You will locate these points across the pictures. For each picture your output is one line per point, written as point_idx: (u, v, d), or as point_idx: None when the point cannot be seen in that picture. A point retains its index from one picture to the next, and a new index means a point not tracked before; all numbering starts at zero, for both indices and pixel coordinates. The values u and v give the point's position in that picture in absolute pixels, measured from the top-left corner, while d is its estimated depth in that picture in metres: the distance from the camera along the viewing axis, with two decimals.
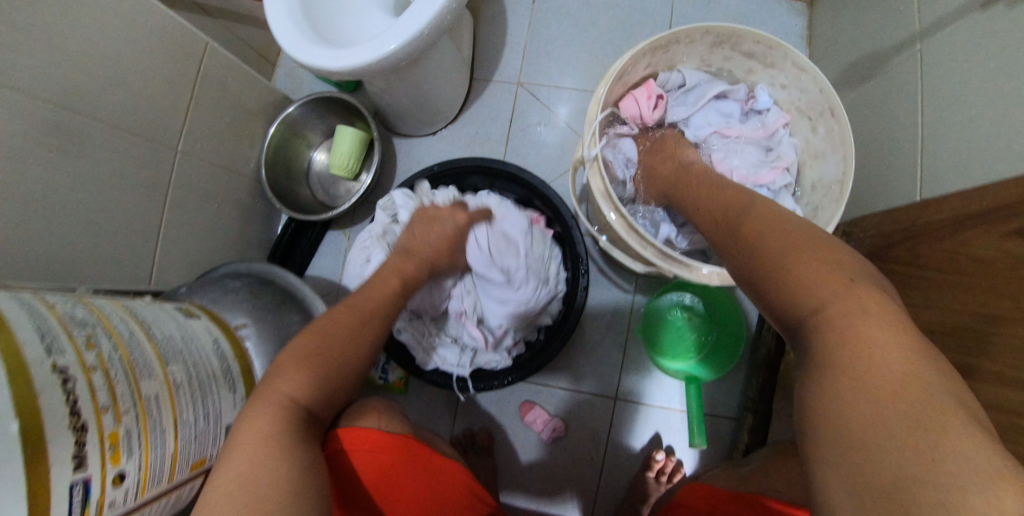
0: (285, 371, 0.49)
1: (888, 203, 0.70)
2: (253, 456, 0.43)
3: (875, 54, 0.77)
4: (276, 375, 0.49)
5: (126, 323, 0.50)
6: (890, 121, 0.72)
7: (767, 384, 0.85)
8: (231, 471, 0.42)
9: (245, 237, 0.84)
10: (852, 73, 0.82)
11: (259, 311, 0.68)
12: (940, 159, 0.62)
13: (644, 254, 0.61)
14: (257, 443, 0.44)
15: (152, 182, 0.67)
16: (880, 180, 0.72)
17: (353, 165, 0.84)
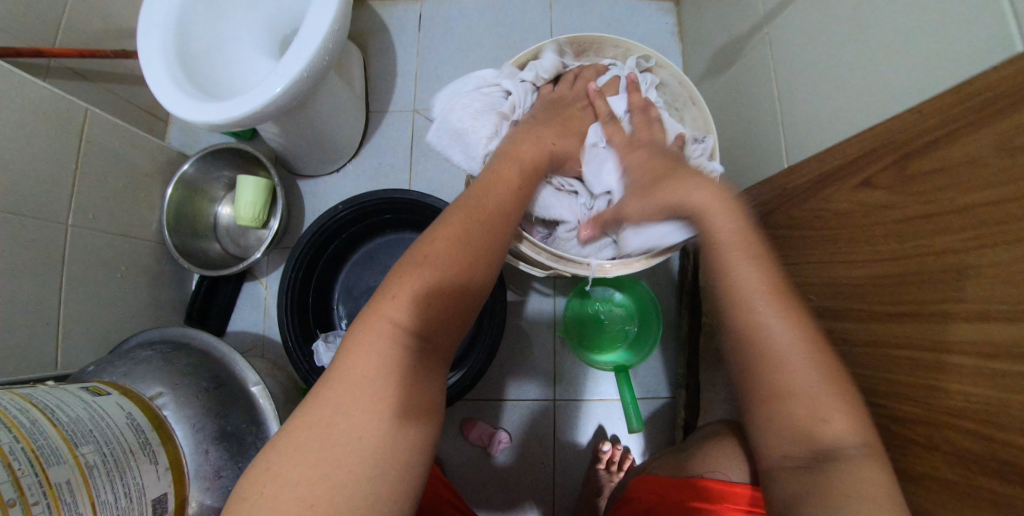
0: (387, 296, 0.42)
1: (761, 172, 0.77)
2: (365, 402, 0.37)
3: (730, 41, 0.85)
4: (367, 324, 0.40)
5: (26, 412, 0.47)
6: (749, 101, 0.79)
7: (693, 359, 0.87)
8: (306, 428, 0.37)
9: (159, 302, 0.82)
10: (715, 61, 0.89)
11: (177, 376, 0.63)
12: (793, 132, 0.69)
13: (539, 260, 0.63)
14: (376, 385, 0.38)
15: (43, 261, 0.64)
16: (753, 152, 0.79)
17: (261, 213, 0.83)
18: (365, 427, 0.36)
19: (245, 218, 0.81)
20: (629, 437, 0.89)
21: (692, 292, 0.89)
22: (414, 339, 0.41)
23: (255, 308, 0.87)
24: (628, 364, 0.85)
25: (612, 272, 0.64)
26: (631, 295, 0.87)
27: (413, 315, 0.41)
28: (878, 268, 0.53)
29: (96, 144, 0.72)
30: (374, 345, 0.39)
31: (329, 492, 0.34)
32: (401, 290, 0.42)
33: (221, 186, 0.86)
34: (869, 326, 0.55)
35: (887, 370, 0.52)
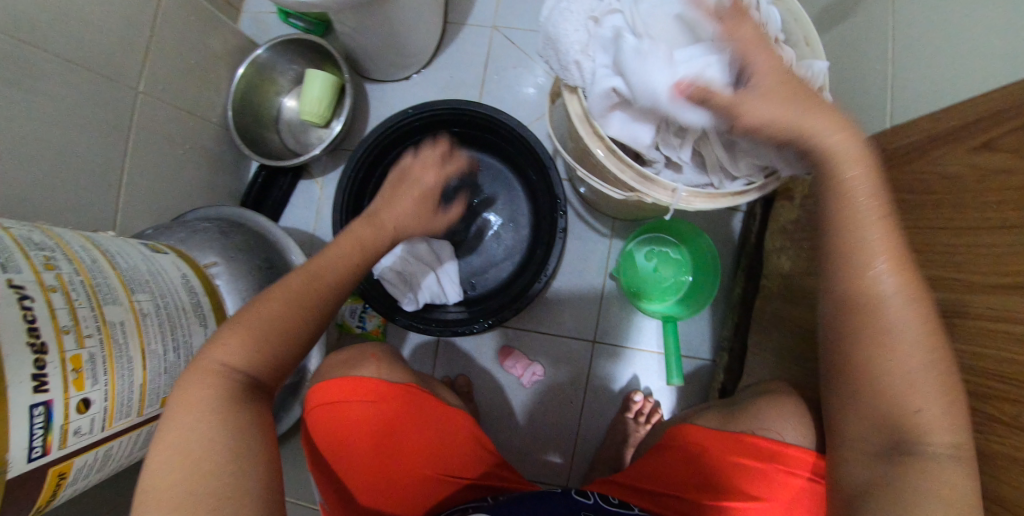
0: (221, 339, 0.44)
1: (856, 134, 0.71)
2: (200, 422, 0.39)
3: None
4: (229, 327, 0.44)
5: (87, 251, 0.47)
6: (857, 57, 0.73)
7: (744, 322, 0.84)
8: (180, 420, 0.39)
9: (214, 188, 0.82)
10: (825, 12, 0.82)
11: (231, 251, 0.63)
12: (909, 89, 0.63)
13: (622, 178, 0.58)
14: (195, 411, 0.40)
15: (112, 120, 0.64)
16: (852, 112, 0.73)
17: (327, 110, 0.81)
18: (214, 429, 0.39)
19: (311, 112, 0.80)
20: (662, 392, 0.86)
21: (755, 256, 0.84)
22: (243, 376, 0.43)
23: (309, 208, 0.86)
24: (675, 317, 0.83)
25: (696, 205, 0.59)
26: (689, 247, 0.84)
27: (245, 356, 0.43)
28: (979, 233, 0.50)
29: (172, 15, 0.70)
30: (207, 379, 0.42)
31: (197, 442, 0.38)
32: (232, 337, 0.44)
33: (288, 79, 0.84)
34: (973, 298, 0.49)
35: (984, 343, 0.48)
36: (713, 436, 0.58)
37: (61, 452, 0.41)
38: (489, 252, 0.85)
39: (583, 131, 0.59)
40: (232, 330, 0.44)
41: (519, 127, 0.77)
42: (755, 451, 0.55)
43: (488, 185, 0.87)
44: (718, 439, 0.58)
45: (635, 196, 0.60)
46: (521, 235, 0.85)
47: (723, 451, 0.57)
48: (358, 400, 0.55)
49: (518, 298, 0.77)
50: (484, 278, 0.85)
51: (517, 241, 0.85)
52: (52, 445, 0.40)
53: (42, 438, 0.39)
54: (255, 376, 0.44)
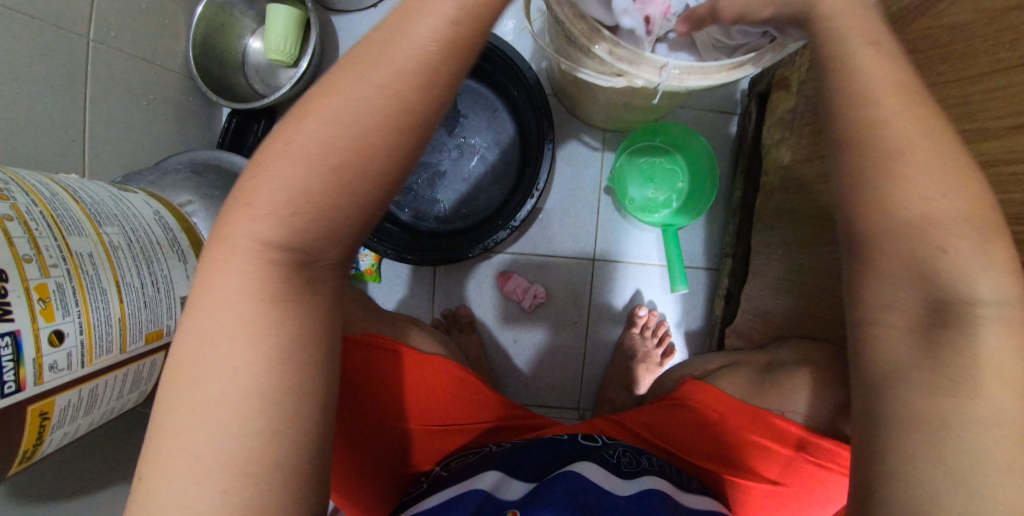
0: (241, 205, 0.35)
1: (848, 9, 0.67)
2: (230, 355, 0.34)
3: None
4: (240, 208, 0.35)
5: (46, 185, 0.45)
6: None
7: (744, 225, 0.82)
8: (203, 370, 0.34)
9: (185, 140, 0.79)
10: None
11: (206, 189, 0.61)
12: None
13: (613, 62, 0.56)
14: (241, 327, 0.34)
15: (65, 70, 0.60)
16: None
17: (292, 47, 0.78)
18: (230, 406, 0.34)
19: (274, 50, 0.77)
20: (664, 305, 0.86)
21: (751, 153, 0.81)
22: (292, 252, 0.34)
23: None
24: (677, 226, 0.81)
25: (688, 83, 0.58)
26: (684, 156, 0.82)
27: (281, 227, 0.34)
28: (986, 83, 0.47)
29: None
30: (234, 261, 0.35)
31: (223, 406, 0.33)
32: (254, 197, 0.34)
33: (251, 18, 0.81)
34: (980, 144, 0.48)
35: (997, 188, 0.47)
36: (737, 411, 0.58)
37: (37, 389, 0.39)
38: (477, 178, 0.83)
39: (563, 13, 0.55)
40: (244, 204, 0.34)
41: (502, 45, 0.73)
42: (774, 432, 0.56)
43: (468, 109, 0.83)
44: (740, 408, 0.58)
45: (624, 80, 0.58)
46: (506, 160, 0.84)
47: (740, 426, 0.57)
48: (352, 368, 0.59)
49: (513, 217, 0.76)
50: (475, 205, 0.83)
51: (503, 167, 0.83)
52: (27, 381, 0.38)
53: (14, 372, 0.37)
54: (302, 250, 0.35)
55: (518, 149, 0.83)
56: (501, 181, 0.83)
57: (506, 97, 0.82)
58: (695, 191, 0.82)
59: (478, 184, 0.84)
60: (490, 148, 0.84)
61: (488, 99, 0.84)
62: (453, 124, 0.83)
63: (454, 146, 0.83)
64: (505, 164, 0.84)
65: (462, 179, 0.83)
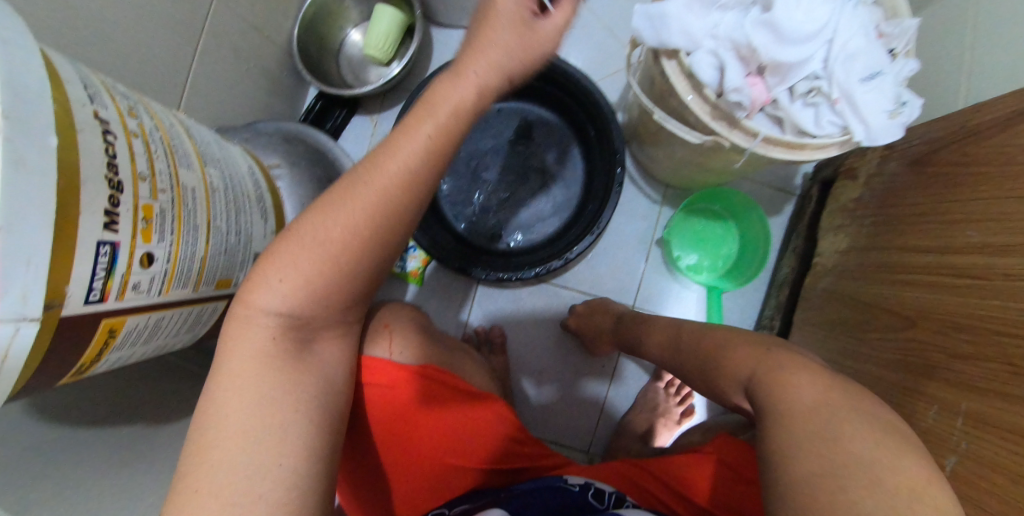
0: (273, 272, 0.42)
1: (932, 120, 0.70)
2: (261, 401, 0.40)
3: None
4: (278, 261, 0.41)
5: (167, 118, 0.46)
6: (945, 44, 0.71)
7: (789, 301, 0.83)
8: (227, 412, 0.39)
9: (268, 109, 0.81)
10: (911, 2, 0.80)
11: (291, 156, 0.63)
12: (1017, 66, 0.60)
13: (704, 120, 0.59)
14: (255, 376, 0.40)
15: (187, 19, 0.62)
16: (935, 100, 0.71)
17: (390, 48, 0.80)
18: (261, 445, 0.38)
19: (373, 47, 0.78)
20: None
21: (807, 237, 0.84)
22: (292, 317, 0.42)
23: (360, 142, 0.85)
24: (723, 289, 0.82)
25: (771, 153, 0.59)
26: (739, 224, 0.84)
27: (293, 293, 0.42)
28: None
29: None
30: (252, 325, 0.41)
31: (255, 449, 0.38)
32: (291, 257, 0.41)
33: (358, 13, 0.84)
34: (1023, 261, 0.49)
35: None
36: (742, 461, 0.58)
37: (116, 303, 0.38)
38: (536, 205, 0.84)
39: (669, 67, 0.58)
40: (261, 268, 0.42)
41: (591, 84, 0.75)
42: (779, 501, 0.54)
43: (544, 139, 0.85)
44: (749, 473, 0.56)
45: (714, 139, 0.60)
46: (570, 196, 0.85)
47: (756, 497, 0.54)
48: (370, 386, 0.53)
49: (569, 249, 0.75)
50: (530, 232, 0.84)
51: (565, 202, 0.84)
52: (111, 294, 0.37)
53: (103, 281, 0.36)
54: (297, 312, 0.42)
55: (585, 187, 0.84)
56: (560, 215, 0.84)
57: (582, 135, 0.84)
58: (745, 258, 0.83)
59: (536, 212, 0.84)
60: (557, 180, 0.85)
61: (565, 133, 0.85)
62: (525, 149, 0.85)
63: (521, 171, 0.84)
64: (568, 200, 0.85)
65: (522, 203, 0.84)
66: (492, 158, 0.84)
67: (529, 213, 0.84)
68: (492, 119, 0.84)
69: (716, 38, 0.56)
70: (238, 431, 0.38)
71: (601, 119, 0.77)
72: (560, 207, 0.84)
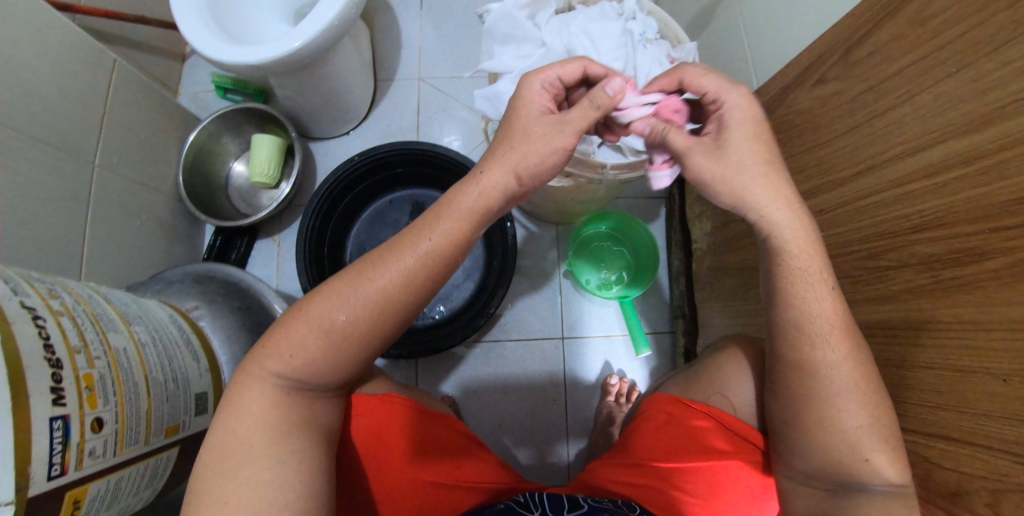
0: (293, 320, 0.42)
1: None
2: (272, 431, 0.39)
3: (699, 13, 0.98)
4: (313, 302, 0.43)
5: (83, 289, 0.48)
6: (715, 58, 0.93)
7: (689, 288, 0.94)
8: (238, 462, 0.38)
9: (171, 257, 0.82)
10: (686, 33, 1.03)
11: (210, 295, 0.67)
12: (761, 64, 0.81)
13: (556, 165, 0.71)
14: (277, 414, 0.40)
15: (70, 193, 0.65)
16: None
17: (274, 171, 0.86)
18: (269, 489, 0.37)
19: (257, 174, 0.84)
20: (633, 369, 0.94)
21: (682, 230, 0.96)
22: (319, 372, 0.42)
23: (270, 262, 0.88)
24: (631, 296, 0.92)
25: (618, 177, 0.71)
26: (631, 241, 0.96)
27: (331, 346, 0.42)
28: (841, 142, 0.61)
29: (120, 94, 0.74)
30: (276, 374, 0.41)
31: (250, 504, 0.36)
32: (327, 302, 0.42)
33: (238, 146, 0.89)
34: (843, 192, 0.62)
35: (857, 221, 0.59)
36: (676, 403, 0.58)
37: (77, 474, 0.38)
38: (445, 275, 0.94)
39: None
40: (309, 310, 0.42)
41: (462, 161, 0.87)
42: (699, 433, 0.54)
43: None
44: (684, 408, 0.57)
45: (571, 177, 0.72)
46: (474, 259, 0.95)
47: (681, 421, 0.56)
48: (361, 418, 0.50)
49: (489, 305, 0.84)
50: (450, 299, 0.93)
51: (472, 265, 0.95)
52: (69, 466, 0.37)
53: (60, 456, 0.37)
54: (329, 367, 0.43)
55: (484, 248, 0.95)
56: (471, 277, 0.94)
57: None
58: (639, 268, 0.95)
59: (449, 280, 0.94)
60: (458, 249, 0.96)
61: None
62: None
63: None
64: (474, 263, 0.95)
65: None
66: None
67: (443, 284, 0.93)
68: (386, 211, 0.98)
69: None
70: (256, 478, 0.37)
71: None
72: (467, 269, 0.95)
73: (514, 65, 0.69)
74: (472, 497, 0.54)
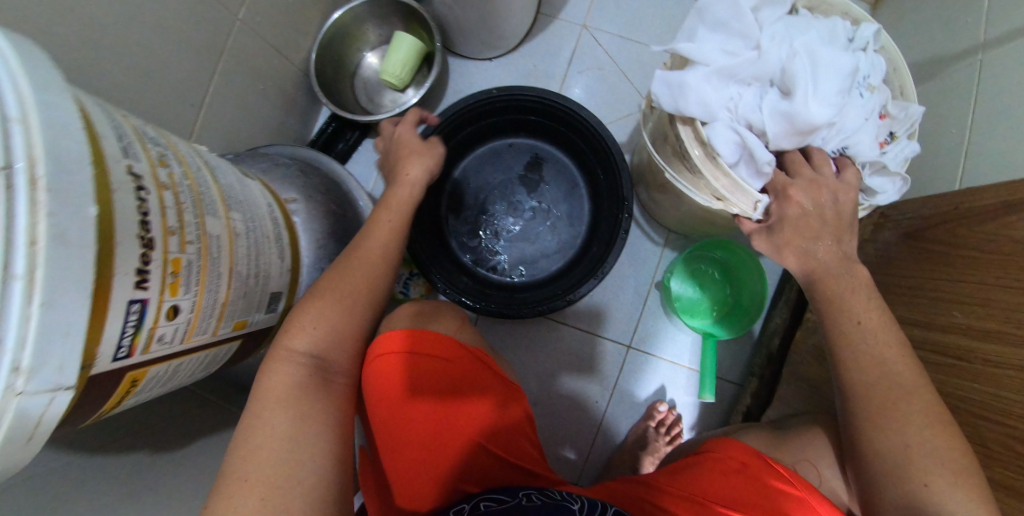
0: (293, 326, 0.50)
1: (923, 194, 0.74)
2: (279, 408, 0.45)
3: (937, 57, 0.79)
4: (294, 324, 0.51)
5: (193, 157, 0.46)
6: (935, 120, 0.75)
7: (779, 352, 0.83)
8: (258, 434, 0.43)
9: (283, 130, 0.80)
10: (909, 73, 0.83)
11: (309, 190, 0.63)
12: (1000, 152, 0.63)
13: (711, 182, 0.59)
14: (281, 395, 0.45)
15: (208, 41, 0.62)
16: (922, 173, 0.75)
17: (406, 76, 0.79)
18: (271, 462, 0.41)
19: (390, 73, 0.78)
20: (684, 405, 0.86)
21: (800, 286, 0.82)
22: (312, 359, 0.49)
23: (372, 164, 0.85)
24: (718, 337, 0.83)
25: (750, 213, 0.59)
26: (737, 281, 0.86)
27: (314, 338, 0.50)
28: None
29: None
30: (281, 370, 0.47)
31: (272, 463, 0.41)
32: (301, 323, 0.51)
33: (378, 37, 0.83)
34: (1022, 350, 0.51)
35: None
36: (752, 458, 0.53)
37: (142, 357, 0.39)
38: (538, 241, 0.88)
39: (683, 131, 0.60)
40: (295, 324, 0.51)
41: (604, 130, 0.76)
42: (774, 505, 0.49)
43: (551, 181, 0.89)
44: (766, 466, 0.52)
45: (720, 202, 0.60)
46: (574, 236, 0.87)
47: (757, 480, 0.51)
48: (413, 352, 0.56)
49: (572, 290, 0.77)
50: (535, 266, 0.87)
51: (569, 241, 0.87)
52: (136, 348, 0.38)
53: (130, 338, 0.37)
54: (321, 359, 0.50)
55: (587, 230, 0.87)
56: (563, 253, 0.87)
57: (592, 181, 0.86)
58: (738, 311, 0.85)
59: (540, 249, 0.87)
60: (561, 219, 0.88)
61: (572, 176, 0.89)
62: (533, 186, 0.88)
63: (526, 208, 0.88)
64: (572, 240, 0.87)
65: (527, 239, 0.88)
66: (501, 194, 0.89)
67: (533, 250, 0.87)
68: (504, 153, 0.90)
69: (732, 112, 0.57)
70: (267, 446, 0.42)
71: (610, 166, 0.78)
72: (562, 242, 0.88)
73: (713, 59, 0.56)
74: (484, 414, 0.58)
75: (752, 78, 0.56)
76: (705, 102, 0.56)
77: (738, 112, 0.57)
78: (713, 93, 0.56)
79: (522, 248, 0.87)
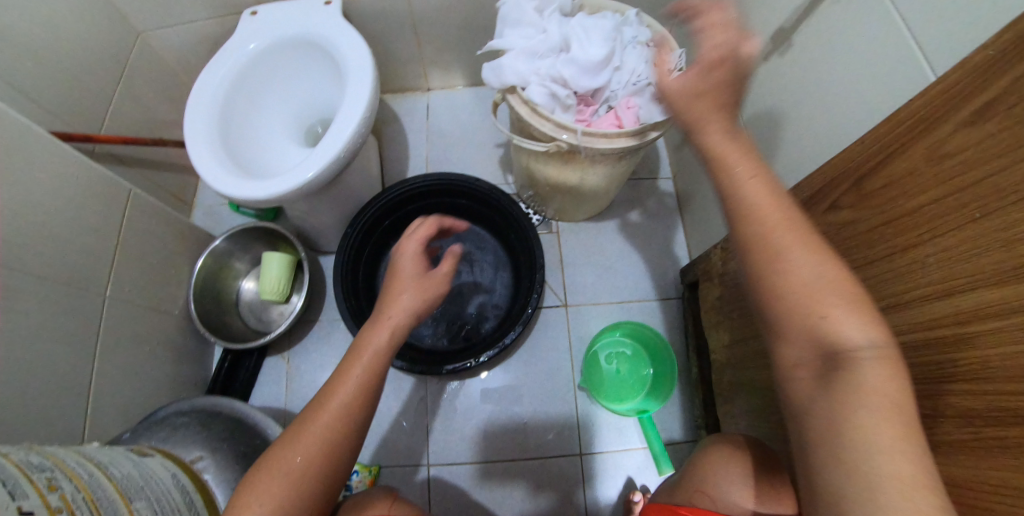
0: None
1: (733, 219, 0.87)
2: None
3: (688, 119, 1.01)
4: (247, 495, 0.43)
5: (84, 467, 0.47)
6: None
7: (711, 396, 0.87)
8: None
9: (180, 379, 0.81)
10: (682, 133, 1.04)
11: (216, 440, 0.65)
12: None
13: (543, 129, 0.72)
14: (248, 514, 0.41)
15: (78, 329, 0.66)
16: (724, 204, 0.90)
17: (284, 287, 0.86)
18: None
19: (269, 292, 0.84)
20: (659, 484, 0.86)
21: (696, 335, 0.91)
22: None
23: (277, 385, 0.84)
24: (650, 409, 0.87)
25: (598, 146, 0.71)
26: (647, 346, 0.90)
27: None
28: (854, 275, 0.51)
29: (133, 222, 0.77)
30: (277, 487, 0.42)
31: None
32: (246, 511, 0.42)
33: (246, 263, 0.90)
34: None
35: None
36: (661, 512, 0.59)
37: None
38: (473, 291, 0.93)
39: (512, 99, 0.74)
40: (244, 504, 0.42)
41: (458, 176, 0.86)
42: None
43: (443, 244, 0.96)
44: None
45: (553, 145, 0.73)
46: (496, 270, 0.94)
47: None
48: None
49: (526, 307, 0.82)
50: (494, 310, 0.91)
51: (490, 280, 0.94)
52: None
53: None
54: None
55: (501, 258, 0.95)
56: (494, 289, 0.93)
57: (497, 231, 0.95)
58: (663, 370, 0.89)
59: (481, 301, 0.92)
60: (476, 262, 0.95)
61: (446, 234, 0.97)
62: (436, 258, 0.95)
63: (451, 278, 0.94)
64: (493, 270, 0.94)
65: (469, 305, 0.92)
66: None
67: (483, 302, 0.92)
68: (397, 264, 0.95)
69: (539, 75, 0.71)
70: None
71: (485, 201, 0.88)
72: (494, 283, 0.93)
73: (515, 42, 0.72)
74: None
75: (549, 52, 0.72)
76: (517, 72, 0.71)
77: (542, 75, 0.71)
78: (522, 63, 0.71)
79: (472, 311, 0.91)
